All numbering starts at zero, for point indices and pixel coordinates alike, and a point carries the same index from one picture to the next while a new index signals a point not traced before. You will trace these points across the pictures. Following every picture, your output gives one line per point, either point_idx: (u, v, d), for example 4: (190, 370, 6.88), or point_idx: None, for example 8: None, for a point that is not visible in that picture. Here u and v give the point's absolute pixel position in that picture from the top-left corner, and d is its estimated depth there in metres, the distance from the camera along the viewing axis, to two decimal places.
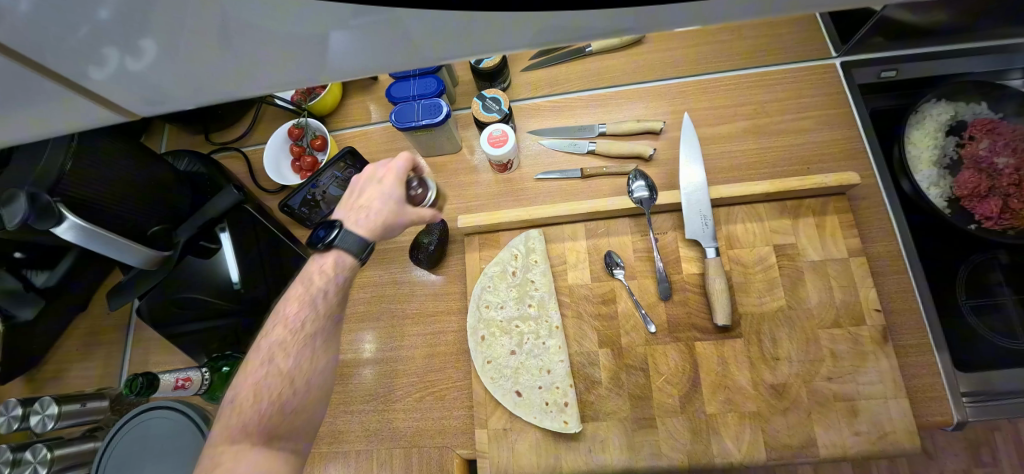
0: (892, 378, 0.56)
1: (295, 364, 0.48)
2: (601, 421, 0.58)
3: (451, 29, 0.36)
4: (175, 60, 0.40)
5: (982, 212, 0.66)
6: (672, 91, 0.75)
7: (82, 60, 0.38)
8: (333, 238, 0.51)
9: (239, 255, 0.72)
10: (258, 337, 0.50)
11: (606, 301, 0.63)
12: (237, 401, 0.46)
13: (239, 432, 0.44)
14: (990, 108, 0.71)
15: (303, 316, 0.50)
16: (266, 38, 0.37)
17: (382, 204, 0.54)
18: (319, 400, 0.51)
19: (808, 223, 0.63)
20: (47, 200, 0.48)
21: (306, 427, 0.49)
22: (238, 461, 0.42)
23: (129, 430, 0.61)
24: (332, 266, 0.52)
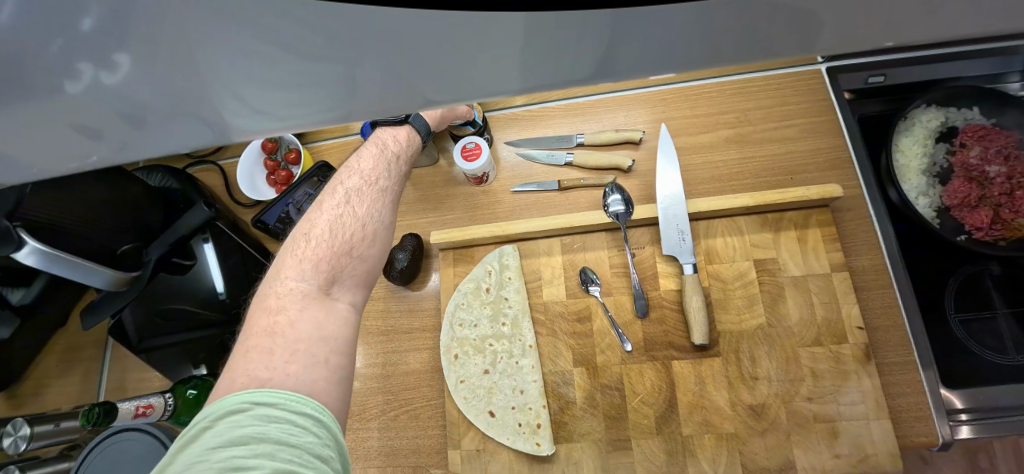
0: (874, 398, 0.54)
1: (367, 214, 0.50)
2: (575, 443, 0.57)
3: (423, 43, 0.25)
4: (160, 88, 0.30)
5: (972, 222, 0.64)
6: (653, 99, 0.72)
7: (45, 76, 0.29)
8: (408, 115, 0.59)
9: (221, 263, 0.70)
10: (331, 182, 0.51)
11: (581, 319, 0.61)
12: (311, 236, 0.47)
13: (308, 270, 0.45)
14: (982, 113, 0.69)
15: (377, 172, 0.53)
16: (264, 59, 0.27)
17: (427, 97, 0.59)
18: (377, 263, 0.51)
19: (790, 237, 0.61)
20: (4, 226, 0.47)
21: (363, 286, 0.50)
22: (302, 313, 0.42)
23: (103, 448, 0.60)
24: (404, 138, 0.57)
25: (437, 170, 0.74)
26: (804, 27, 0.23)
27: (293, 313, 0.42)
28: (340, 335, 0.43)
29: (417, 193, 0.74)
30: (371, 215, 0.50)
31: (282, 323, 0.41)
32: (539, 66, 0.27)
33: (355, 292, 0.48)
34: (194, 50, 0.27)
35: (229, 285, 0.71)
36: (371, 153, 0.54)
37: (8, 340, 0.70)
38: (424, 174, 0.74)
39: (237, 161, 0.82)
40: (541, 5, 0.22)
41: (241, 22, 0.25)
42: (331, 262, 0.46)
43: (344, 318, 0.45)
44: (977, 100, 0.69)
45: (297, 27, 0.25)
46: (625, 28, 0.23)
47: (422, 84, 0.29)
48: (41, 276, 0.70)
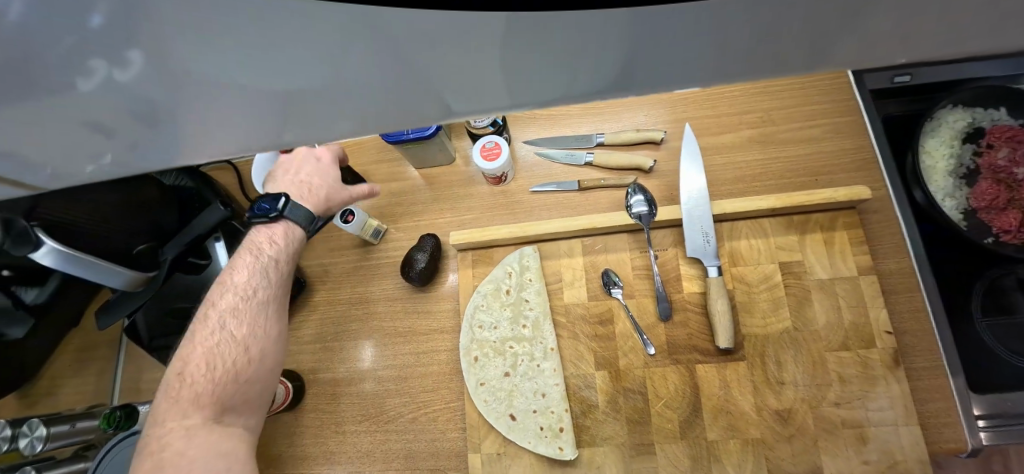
0: (904, 404, 0.53)
1: (248, 331, 0.52)
2: (598, 447, 0.56)
3: (409, 43, 0.24)
4: (173, 85, 0.28)
5: (1000, 225, 0.63)
6: (674, 98, 0.71)
7: (51, 73, 0.27)
8: (282, 209, 0.56)
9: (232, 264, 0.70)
10: (206, 304, 0.53)
11: (603, 321, 0.60)
12: (189, 369, 0.50)
13: (193, 404, 0.48)
14: (1010, 114, 0.67)
15: (252, 284, 0.54)
16: (271, 53, 0.25)
17: (323, 180, 0.60)
18: (270, 377, 0.54)
19: (815, 239, 0.60)
20: (24, 226, 0.48)
21: (258, 397, 0.53)
22: (190, 444, 0.46)
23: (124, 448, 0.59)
24: (279, 236, 0.56)
25: (455, 169, 0.73)
26: (819, 31, 0.22)
27: (180, 445, 0.46)
28: (235, 455, 0.47)
29: (434, 193, 0.73)
30: (253, 333, 0.52)
31: (167, 458, 0.45)
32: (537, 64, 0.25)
33: (250, 412, 0.52)
34: (190, 44, 0.25)
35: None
36: (246, 261, 0.55)
37: (23, 339, 0.70)
38: (440, 174, 0.73)
39: (250, 159, 0.81)
40: (541, 6, 0.21)
41: (238, 15, 0.23)
42: (215, 390, 0.49)
43: (237, 439, 0.49)
44: (1005, 100, 0.67)
45: (303, 23, 0.23)
46: (634, 28, 0.22)
47: (412, 82, 0.27)
48: (54, 276, 0.68)
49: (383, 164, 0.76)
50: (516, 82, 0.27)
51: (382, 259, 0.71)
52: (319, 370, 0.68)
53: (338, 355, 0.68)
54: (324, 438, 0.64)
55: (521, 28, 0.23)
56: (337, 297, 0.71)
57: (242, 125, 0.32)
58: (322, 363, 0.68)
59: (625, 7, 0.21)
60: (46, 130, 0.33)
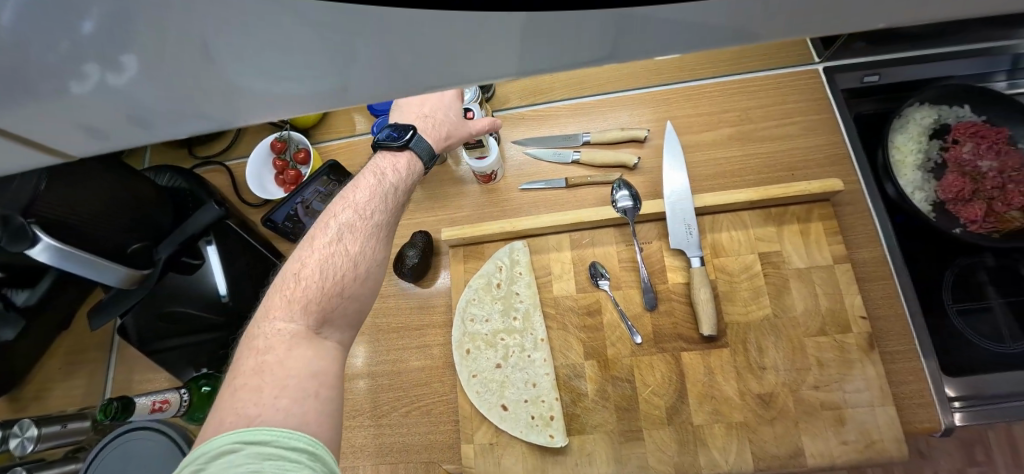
0: (879, 386, 0.56)
1: (360, 252, 0.50)
2: (588, 435, 0.58)
3: (409, 37, 0.24)
4: (170, 82, 0.28)
5: (966, 216, 0.67)
6: (656, 98, 0.74)
7: (49, 77, 0.27)
8: (410, 140, 0.54)
9: (224, 268, 0.70)
10: (325, 214, 0.51)
11: (591, 312, 0.62)
12: (302, 273, 0.48)
13: (300, 310, 0.46)
14: (973, 111, 0.71)
15: (371, 206, 0.51)
16: (265, 49, 0.25)
17: (445, 116, 0.59)
18: (367, 300, 0.52)
19: (793, 230, 0.63)
20: (20, 223, 0.47)
21: (353, 319, 0.51)
22: (293, 348, 0.44)
23: (121, 444, 0.61)
24: (404, 166, 0.54)
25: (445, 169, 0.75)
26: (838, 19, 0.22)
27: (281, 353, 0.43)
28: (328, 373, 0.44)
29: (425, 192, 0.75)
30: (366, 254, 0.50)
31: (268, 363, 0.42)
32: (551, 55, 0.25)
33: (343, 331, 0.50)
34: (185, 47, 0.25)
35: (234, 293, 0.71)
36: (368, 181, 0.52)
37: (12, 341, 0.69)
38: (432, 174, 0.75)
39: (243, 161, 0.82)
40: (542, 6, 0.21)
41: (227, 20, 0.23)
42: (321, 303, 0.47)
43: (333, 354, 0.47)
44: (967, 98, 0.71)
45: (299, 27, 0.23)
46: (617, 28, 0.23)
47: (407, 72, 0.27)
48: (46, 276, 0.69)
49: None
50: (524, 68, 0.27)
51: None
52: None
53: None
54: None
55: (522, 26, 0.22)
56: None
57: (240, 114, 0.33)
58: None
59: (625, 7, 0.21)
60: (47, 129, 0.33)
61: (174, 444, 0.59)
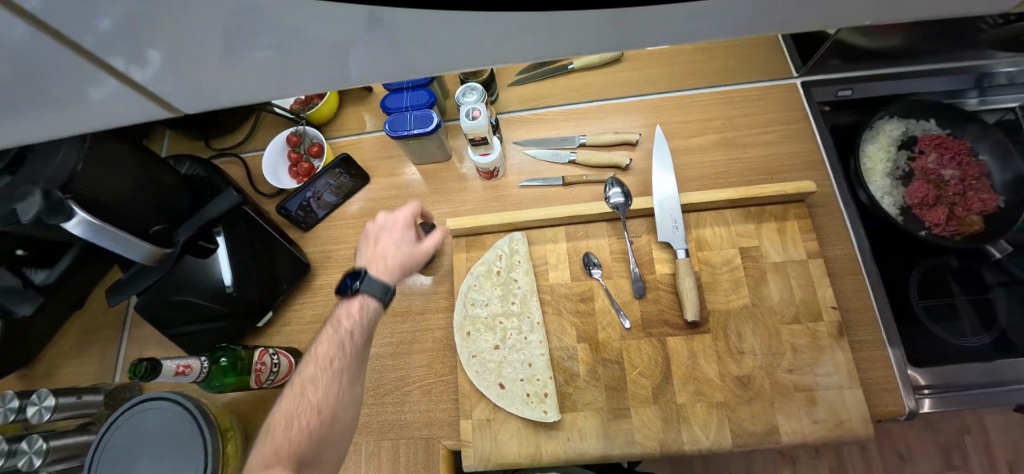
0: (847, 370, 0.61)
1: (325, 396, 0.51)
2: (579, 412, 0.62)
3: (417, 36, 0.33)
4: (183, 66, 0.36)
5: (931, 219, 0.73)
6: (648, 105, 0.80)
7: (86, 65, 0.35)
8: (361, 281, 0.58)
9: (231, 255, 0.70)
10: (291, 375, 0.53)
11: (584, 299, 0.67)
12: (272, 427, 0.49)
13: (271, 457, 0.46)
14: (937, 125, 0.78)
15: (333, 354, 0.53)
16: (267, 36, 0.33)
17: (396, 251, 0.62)
18: (341, 442, 0.52)
19: (771, 227, 0.68)
20: (59, 198, 0.50)
21: (329, 460, 0.50)
22: None
23: (138, 420, 0.63)
24: (358, 309, 0.57)
25: (451, 166, 0.80)
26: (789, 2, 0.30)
27: None
28: None
29: (431, 187, 0.80)
30: (328, 398, 0.51)
31: None
32: (534, 41, 0.34)
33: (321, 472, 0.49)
34: (193, 35, 0.32)
35: (239, 283, 0.70)
36: (328, 334, 0.55)
37: (29, 318, 0.73)
38: (438, 170, 0.81)
39: (257, 154, 0.86)
40: (542, 5, 0.30)
41: (234, 17, 0.30)
42: (291, 447, 0.47)
43: None
44: (933, 113, 0.78)
45: (295, 19, 0.31)
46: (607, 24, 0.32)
47: (395, 54, 0.35)
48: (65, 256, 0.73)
49: (385, 161, 0.83)
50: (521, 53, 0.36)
51: None
52: None
53: None
54: None
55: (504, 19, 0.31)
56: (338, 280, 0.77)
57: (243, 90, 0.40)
58: None
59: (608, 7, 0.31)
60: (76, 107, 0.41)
61: (192, 418, 0.61)
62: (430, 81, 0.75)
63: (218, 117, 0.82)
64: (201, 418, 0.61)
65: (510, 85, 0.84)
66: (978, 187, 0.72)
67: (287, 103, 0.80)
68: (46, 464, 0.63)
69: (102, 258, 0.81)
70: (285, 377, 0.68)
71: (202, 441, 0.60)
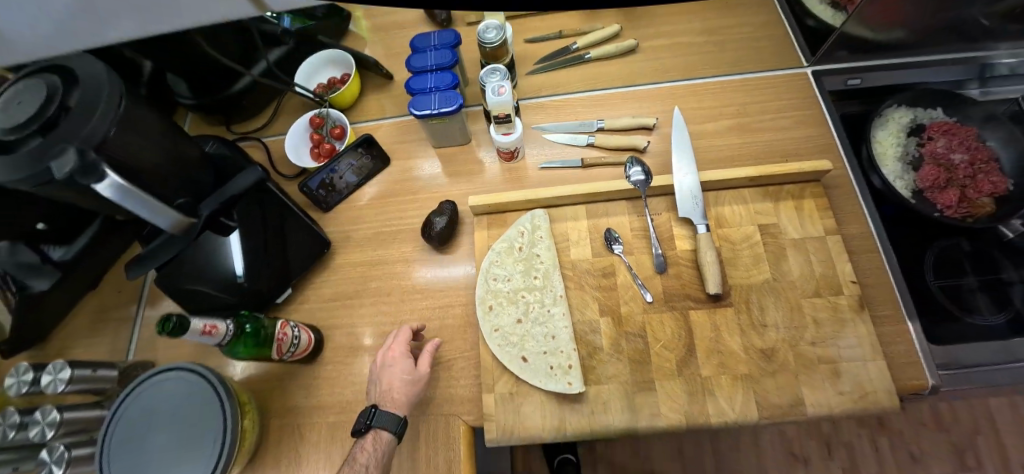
0: (869, 342, 0.61)
1: None
2: (603, 385, 0.62)
3: None
4: None
5: (944, 201, 0.74)
6: (664, 92, 0.82)
7: None
8: (371, 419, 0.57)
9: (243, 241, 0.67)
10: None
11: (606, 274, 0.67)
12: None
13: None
14: (944, 113, 0.80)
15: None
16: None
17: (401, 381, 0.61)
18: None
19: (788, 206, 0.69)
20: (92, 159, 0.50)
21: None
22: None
23: (155, 383, 0.62)
24: (371, 445, 0.56)
25: (471, 149, 0.82)
26: None
27: None
28: None
29: (452, 169, 0.81)
30: None
31: None
32: None
33: None
34: None
35: (250, 272, 0.68)
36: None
37: (46, 291, 0.72)
38: (458, 153, 0.82)
39: (278, 137, 0.87)
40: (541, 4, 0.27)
41: None
42: None
43: None
44: (939, 101, 0.80)
45: None
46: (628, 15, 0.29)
47: None
48: (83, 236, 0.75)
49: (405, 145, 0.84)
50: None
51: (401, 225, 0.78)
52: (337, 324, 0.73)
53: (361, 311, 0.73)
54: (344, 388, 0.69)
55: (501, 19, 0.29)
56: (357, 259, 0.77)
57: None
58: (346, 319, 0.73)
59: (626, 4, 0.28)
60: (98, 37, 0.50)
61: (212, 386, 0.61)
62: (454, 64, 0.76)
63: (242, 101, 0.83)
64: (221, 385, 0.61)
65: (528, 73, 0.86)
66: (987, 170, 0.74)
67: (311, 86, 0.81)
68: (58, 437, 0.62)
69: (120, 237, 0.81)
70: (304, 352, 0.67)
71: (223, 409, 0.60)
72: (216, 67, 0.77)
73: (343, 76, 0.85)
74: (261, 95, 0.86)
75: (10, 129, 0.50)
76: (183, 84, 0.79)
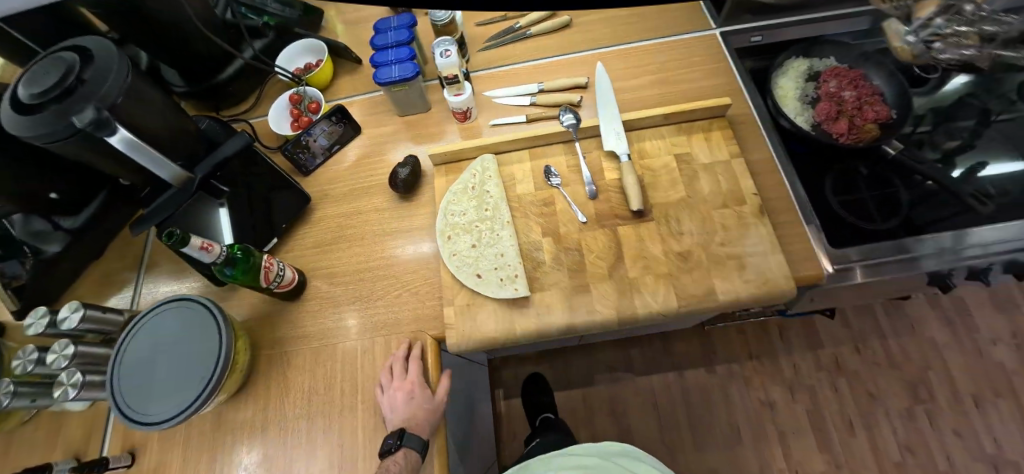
0: (769, 240, 0.72)
1: None
2: (547, 291, 0.72)
3: None
4: None
5: (837, 130, 0.86)
6: (595, 57, 0.95)
7: None
8: (402, 439, 0.64)
9: (231, 218, 0.78)
10: None
11: (546, 203, 0.78)
12: None
13: None
14: (836, 60, 0.93)
15: None
16: None
17: (423, 406, 0.69)
18: None
19: (699, 138, 0.81)
20: (104, 115, 0.61)
21: None
22: None
23: (165, 310, 0.72)
24: (401, 462, 0.62)
25: (430, 115, 0.94)
26: None
27: None
28: None
29: (415, 132, 0.93)
30: None
31: None
32: None
33: None
34: None
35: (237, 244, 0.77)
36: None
37: (57, 252, 0.82)
38: (420, 119, 0.94)
39: (261, 117, 0.98)
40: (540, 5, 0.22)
41: None
42: None
43: None
44: (831, 51, 0.93)
45: None
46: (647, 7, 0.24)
47: None
48: (89, 206, 0.84)
49: (374, 116, 0.96)
50: None
51: (372, 181, 0.89)
52: (318, 266, 0.83)
53: (338, 254, 0.83)
54: (325, 319, 0.79)
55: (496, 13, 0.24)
56: (334, 212, 0.87)
57: None
58: (325, 262, 0.83)
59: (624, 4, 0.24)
60: None
61: (216, 322, 0.70)
62: (411, 40, 0.87)
63: (229, 86, 0.95)
64: (222, 324, 0.69)
65: (479, 50, 0.98)
66: (872, 102, 0.86)
67: (289, 67, 0.93)
68: (73, 366, 0.69)
69: (121, 211, 0.91)
70: (290, 286, 0.77)
71: (218, 333, 0.69)
72: (207, 56, 0.89)
73: (317, 61, 0.97)
74: (246, 81, 0.97)
75: (37, 92, 0.61)
76: (175, 76, 0.92)
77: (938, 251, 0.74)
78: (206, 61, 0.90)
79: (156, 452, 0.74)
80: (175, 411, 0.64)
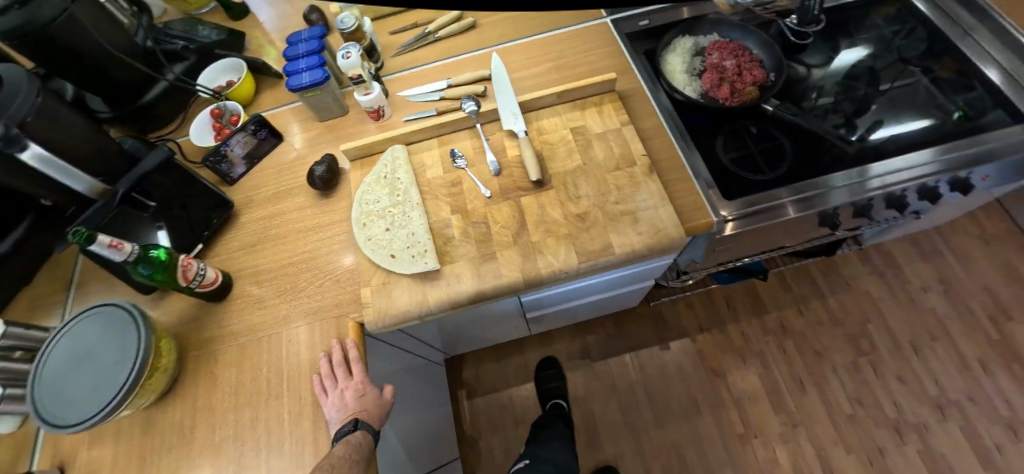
0: (658, 194, 0.78)
1: None
2: (456, 262, 0.76)
3: None
4: None
5: (721, 94, 0.94)
6: (498, 52, 1.02)
7: None
8: (358, 424, 0.68)
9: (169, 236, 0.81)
10: None
11: (454, 183, 0.83)
12: None
13: None
14: (718, 36, 1.02)
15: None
16: None
17: (374, 399, 0.74)
18: None
19: (592, 111, 0.88)
20: (13, 134, 0.64)
21: None
22: None
23: (90, 315, 0.73)
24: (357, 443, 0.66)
25: (349, 118, 1.00)
26: None
27: None
28: None
29: (335, 134, 0.98)
30: None
31: None
32: None
33: None
34: None
35: None
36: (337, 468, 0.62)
37: None
38: (340, 122, 1.00)
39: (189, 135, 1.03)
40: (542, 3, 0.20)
41: None
42: None
43: None
44: (713, 28, 1.03)
45: None
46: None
47: None
48: (14, 230, 0.86)
49: (296, 124, 1.01)
50: None
51: (295, 183, 0.93)
52: (243, 267, 0.86)
53: (264, 253, 0.86)
54: (252, 315, 0.81)
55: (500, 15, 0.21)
56: (258, 214, 0.91)
57: None
58: (251, 261, 0.86)
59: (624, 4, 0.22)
60: None
61: (136, 325, 0.71)
62: (322, 49, 0.93)
63: (155, 108, 0.99)
64: (141, 328, 0.71)
65: (393, 56, 1.06)
66: (749, 68, 0.95)
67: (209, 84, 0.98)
68: None
69: (48, 235, 0.93)
70: (214, 285, 0.79)
71: (139, 330, 0.71)
72: (131, 82, 0.94)
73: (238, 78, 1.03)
74: (173, 103, 1.02)
75: None
76: (99, 101, 0.94)
77: (848, 183, 0.83)
78: (128, 88, 0.94)
79: (83, 463, 0.74)
80: (88, 415, 0.65)
